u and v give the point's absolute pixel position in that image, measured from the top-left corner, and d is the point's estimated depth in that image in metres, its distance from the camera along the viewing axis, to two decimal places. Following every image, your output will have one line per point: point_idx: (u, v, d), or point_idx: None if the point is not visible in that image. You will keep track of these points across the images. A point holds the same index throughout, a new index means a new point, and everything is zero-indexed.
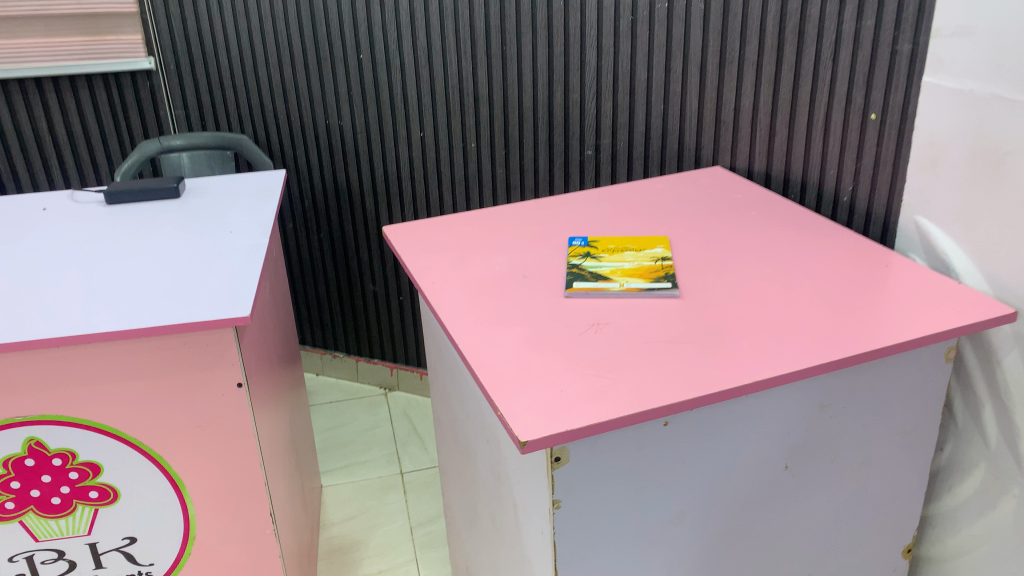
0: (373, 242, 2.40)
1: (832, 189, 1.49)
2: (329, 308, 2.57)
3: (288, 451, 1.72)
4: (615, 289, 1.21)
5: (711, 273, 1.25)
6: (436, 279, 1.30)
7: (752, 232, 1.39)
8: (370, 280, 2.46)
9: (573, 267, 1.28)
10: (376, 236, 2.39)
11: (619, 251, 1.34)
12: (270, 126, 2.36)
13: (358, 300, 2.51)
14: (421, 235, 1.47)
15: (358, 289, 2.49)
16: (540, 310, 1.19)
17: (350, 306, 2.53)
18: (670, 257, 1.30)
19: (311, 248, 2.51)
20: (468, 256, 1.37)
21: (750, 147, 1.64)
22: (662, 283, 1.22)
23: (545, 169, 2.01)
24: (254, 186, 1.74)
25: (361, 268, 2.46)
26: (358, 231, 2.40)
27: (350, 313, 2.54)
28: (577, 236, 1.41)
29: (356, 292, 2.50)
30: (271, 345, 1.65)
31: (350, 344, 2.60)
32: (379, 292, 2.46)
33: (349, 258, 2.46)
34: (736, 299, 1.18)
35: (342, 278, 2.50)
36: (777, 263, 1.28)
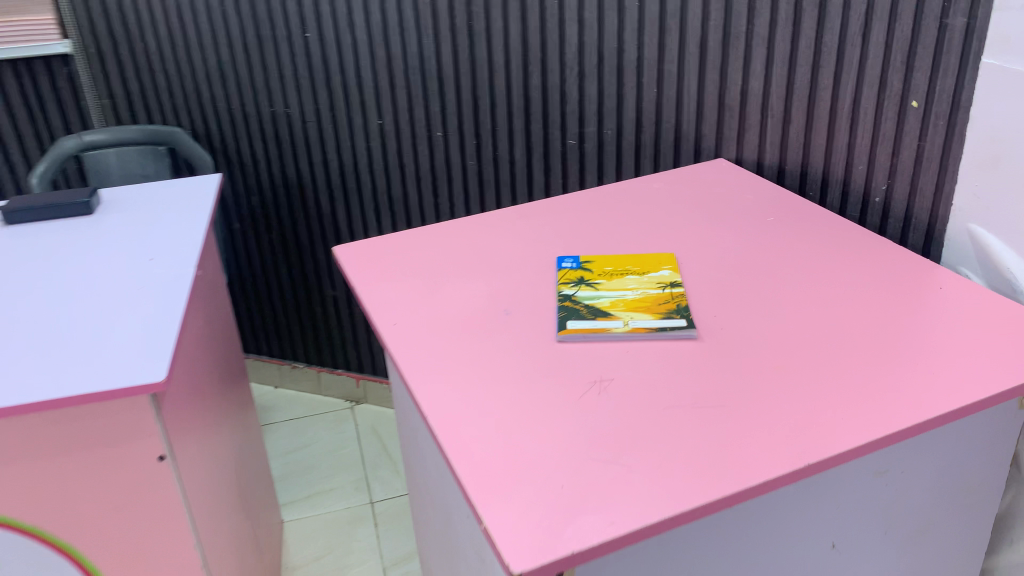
0: (331, 244, 2.16)
1: (860, 187, 1.28)
2: (285, 316, 2.33)
3: (237, 500, 1.50)
4: (619, 331, 0.99)
5: (732, 303, 1.04)
6: (398, 318, 1.07)
7: (773, 246, 1.17)
8: (329, 285, 2.22)
9: (565, 300, 1.06)
10: (335, 236, 2.14)
11: (618, 276, 1.12)
12: (208, 117, 2.09)
13: (317, 307, 2.27)
14: (379, 256, 1.24)
15: (316, 295, 2.25)
16: (527, 360, 0.96)
17: (309, 313, 2.29)
18: (681, 282, 1.08)
19: (262, 251, 2.25)
20: (436, 283, 1.14)
21: (760, 138, 1.41)
22: (675, 320, 1.00)
23: (522, 160, 1.78)
24: (183, 198, 1.49)
25: (320, 273, 2.21)
26: (314, 231, 2.16)
27: (309, 321, 2.30)
28: (566, 255, 1.18)
29: (314, 298, 2.26)
30: (209, 383, 1.41)
31: (311, 355, 2.36)
32: (340, 298, 2.22)
33: (305, 261, 2.21)
34: (767, 341, 0.96)
35: (299, 284, 2.26)
36: (808, 287, 1.07)
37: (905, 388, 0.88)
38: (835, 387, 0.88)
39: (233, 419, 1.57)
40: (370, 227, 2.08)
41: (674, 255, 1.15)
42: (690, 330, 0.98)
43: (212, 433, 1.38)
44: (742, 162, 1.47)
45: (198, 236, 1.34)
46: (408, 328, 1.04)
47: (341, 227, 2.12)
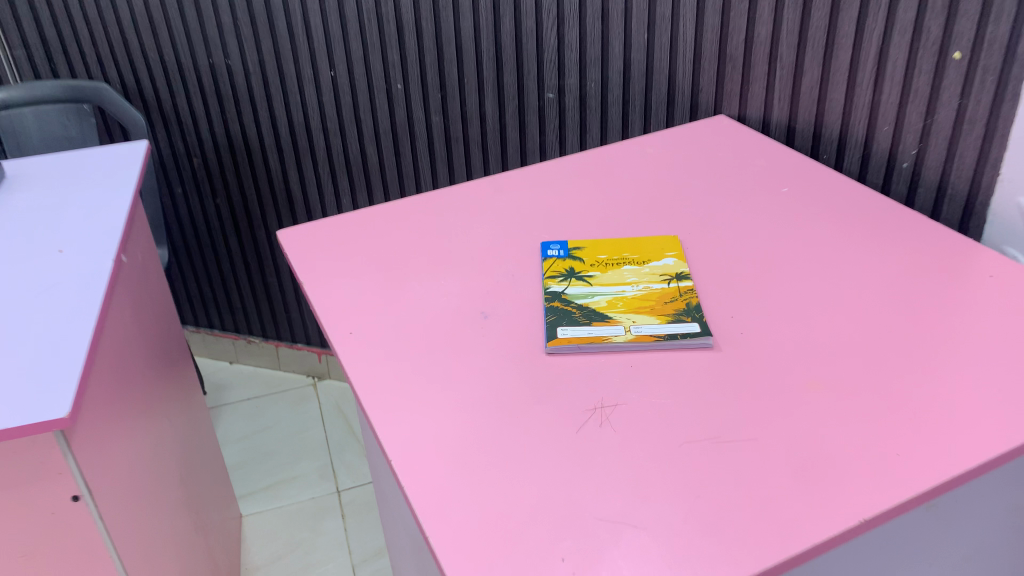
0: (285, 211, 1.97)
1: (885, 150, 1.13)
2: (237, 288, 2.14)
3: (183, 506, 1.34)
4: (620, 340, 0.83)
5: (750, 301, 0.88)
6: (355, 324, 0.90)
7: (789, 225, 1.01)
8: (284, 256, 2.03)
9: (553, 301, 0.90)
10: (290, 200, 1.95)
11: (614, 267, 0.95)
12: (139, 70, 1.85)
13: (271, 279, 2.09)
14: (332, 242, 1.06)
15: (270, 266, 2.07)
16: (510, 379, 0.80)
17: (264, 286, 2.11)
18: (688, 274, 0.92)
19: (207, 219, 2.05)
20: (398, 279, 0.97)
21: (766, 92, 1.24)
22: (686, 325, 0.84)
23: (494, 116, 1.59)
24: (103, 169, 1.29)
25: (273, 242, 2.03)
26: (266, 195, 1.96)
27: (263, 294, 2.12)
28: (551, 241, 1.01)
29: (268, 269, 2.07)
30: (141, 384, 1.24)
31: (267, 328, 2.18)
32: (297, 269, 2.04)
33: (256, 229, 2.02)
34: (796, 350, 0.81)
35: (250, 254, 2.07)
36: (835, 278, 0.91)
37: (965, 411, 0.73)
38: (882, 411, 0.73)
39: (176, 415, 1.40)
40: (326, 191, 1.89)
41: (677, 239, 0.99)
42: (704, 338, 0.82)
43: (148, 443, 1.21)
44: (745, 119, 1.30)
45: (118, 220, 1.14)
46: (367, 337, 0.87)
47: (295, 192, 1.93)
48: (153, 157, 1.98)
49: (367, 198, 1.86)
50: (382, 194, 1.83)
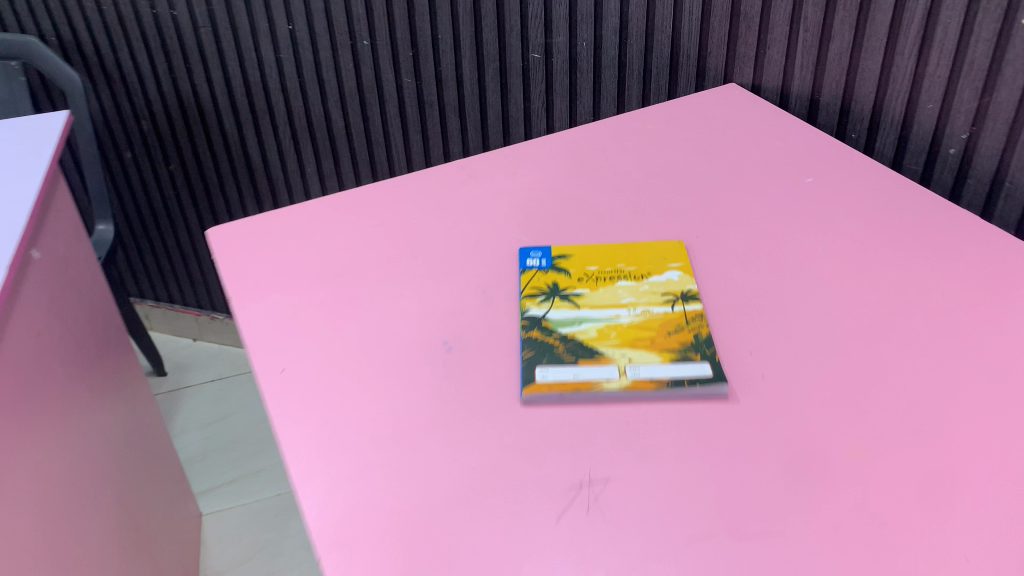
0: (245, 180, 1.79)
1: (927, 132, 0.97)
2: (197, 261, 1.97)
3: (105, 525, 1.19)
4: (612, 387, 0.67)
5: (772, 333, 0.72)
6: (290, 355, 0.73)
7: (816, 230, 0.85)
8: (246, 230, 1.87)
9: (531, 330, 0.73)
10: (250, 167, 1.76)
11: (606, 283, 0.79)
12: (76, 23, 1.65)
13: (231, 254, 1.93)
14: (270, 242, 0.89)
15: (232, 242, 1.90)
16: (475, 439, 0.64)
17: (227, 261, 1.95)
18: (697, 293, 0.76)
19: (161, 189, 1.87)
20: (346, 295, 0.80)
21: (786, 58, 1.07)
22: (695, 367, 0.68)
23: (472, 79, 1.40)
24: (14, 145, 1.10)
25: (233, 213, 1.86)
26: (223, 161, 1.77)
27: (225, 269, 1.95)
28: (531, 248, 0.84)
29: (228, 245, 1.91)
30: (42, 392, 1.05)
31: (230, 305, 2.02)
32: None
33: (215, 200, 1.85)
34: (831, 402, 0.65)
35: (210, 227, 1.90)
36: (874, 301, 0.75)
37: None
38: (943, 491, 0.58)
39: (110, 421, 1.25)
40: (289, 159, 1.71)
41: (682, 245, 0.82)
42: (716, 385, 0.66)
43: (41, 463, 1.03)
44: (761, 89, 1.13)
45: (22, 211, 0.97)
46: (304, 375, 0.71)
47: (254, 160, 1.74)
48: (98, 120, 1.79)
49: (334, 167, 1.68)
50: (350, 163, 1.65)
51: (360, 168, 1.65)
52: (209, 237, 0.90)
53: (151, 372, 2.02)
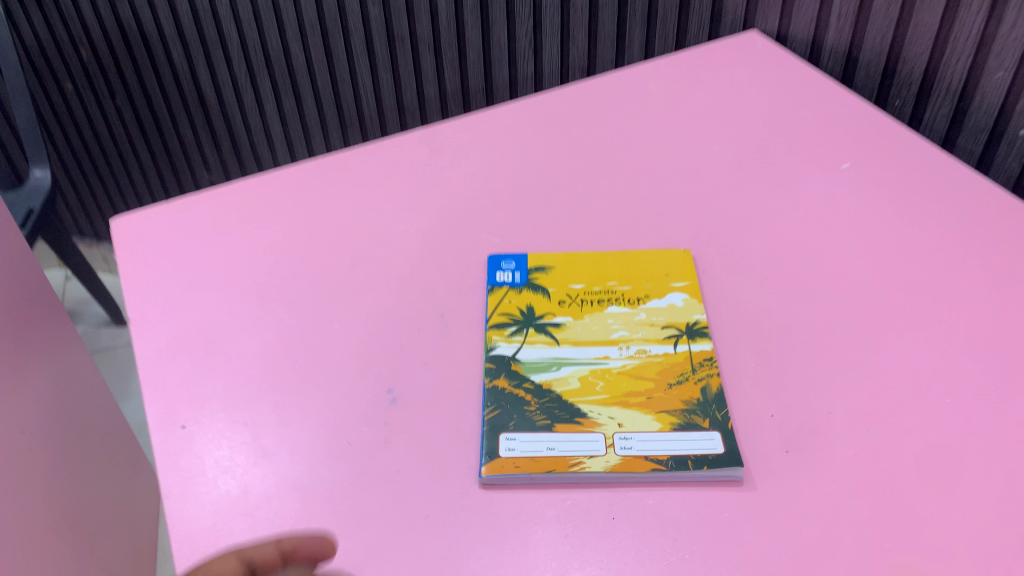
0: (199, 117, 1.60)
1: (993, 106, 0.82)
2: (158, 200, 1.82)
3: (65, 523, 1.08)
4: (595, 467, 0.53)
5: (797, 387, 0.57)
6: (198, 408, 0.59)
7: (853, 235, 0.69)
8: (203, 167, 1.71)
9: (497, 379, 0.58)
10: (204, 104, 1.57)
11: (592, 308, 0.63)
12: None
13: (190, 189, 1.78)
14: (186, 240, 0.73)
15: (190, 178, 1.75)
16: (420, 534, 0.51)
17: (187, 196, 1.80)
18: (705, 328, 0.61)
19: (107, 125, 1.68)
20: (274, 319, 0.65)
21: (820, 5, 0.90)
22: (701, 439, 0.54)
23: (448, 12, 1.20)
24: None
25: (189, 152, 1.69)
26: (174, 96, 1.58)
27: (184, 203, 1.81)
28: (503, 254, 0.69)
29: (186, 181, 1.76)
30: None
31: None
32: (218, 181, 1.73)
33: (167, 138, 1.67)
34: (874, 492, 0.51)
35: (164, 164, 1.73)
36: (926, 339, 0.60)
37: None
38: None
39: (63, 400, 1.12)
40: (246, 97, 1.52)
41: (689, 256, 0.67)
42: (728, 467, 0.52)
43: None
44: (787, 39, 0.96)
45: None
46: (214, 439, 0.57)
47: (208, 96, 1.55)
48: (30, 47, 1.57)
49: (297, 106, 1.50)
50: (313, 102, 1.47)
51: (325, 108, 1.47)
52: (112, 231, 0.74)
53: (111, 323, 1.88)
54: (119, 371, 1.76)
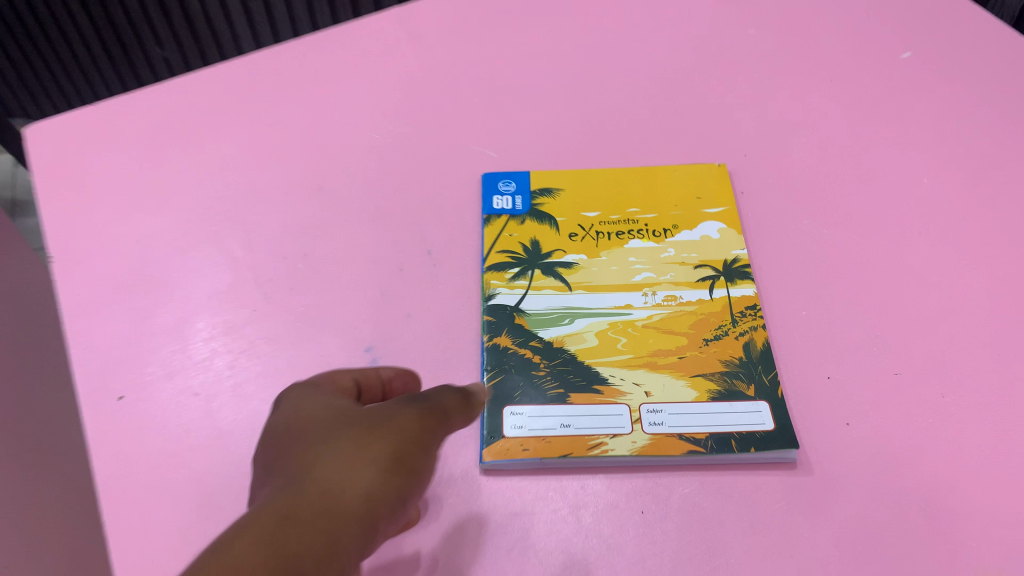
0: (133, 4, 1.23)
1: None
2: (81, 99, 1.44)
3: None
4: (619, 451, 0.43)
5: (857, 341, 0.48)
6: (138, 372, 0.49)
7: (918, 140, 0.58)
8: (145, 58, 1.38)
9: (499, 338, 0.49)
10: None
11: (610, 242, 0.53)
12: None
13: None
14: (116, 154, 0.61)
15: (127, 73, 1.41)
16: (406, 536, 0.41)
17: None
18: (747, 268, 0.51)
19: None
20: (226, 256, 0.54)
21: None
22: (745, 412, 0.45)
23: None
24: None
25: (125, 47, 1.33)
26: None
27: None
28: (500, 172, 0.57)
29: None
30: None
31: None
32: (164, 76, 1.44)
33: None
34: (952, 477, 0.43)
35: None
36: (1010, 276, 0.50)
37: None
38: None
39: None
40: None
41: (725, 173, 0.56)
42: (779, 449, 0.43)
43: None
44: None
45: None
46: (158, 412, 0.47)
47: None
48: None
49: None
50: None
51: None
52: (24, 140, 0.61)
53: None
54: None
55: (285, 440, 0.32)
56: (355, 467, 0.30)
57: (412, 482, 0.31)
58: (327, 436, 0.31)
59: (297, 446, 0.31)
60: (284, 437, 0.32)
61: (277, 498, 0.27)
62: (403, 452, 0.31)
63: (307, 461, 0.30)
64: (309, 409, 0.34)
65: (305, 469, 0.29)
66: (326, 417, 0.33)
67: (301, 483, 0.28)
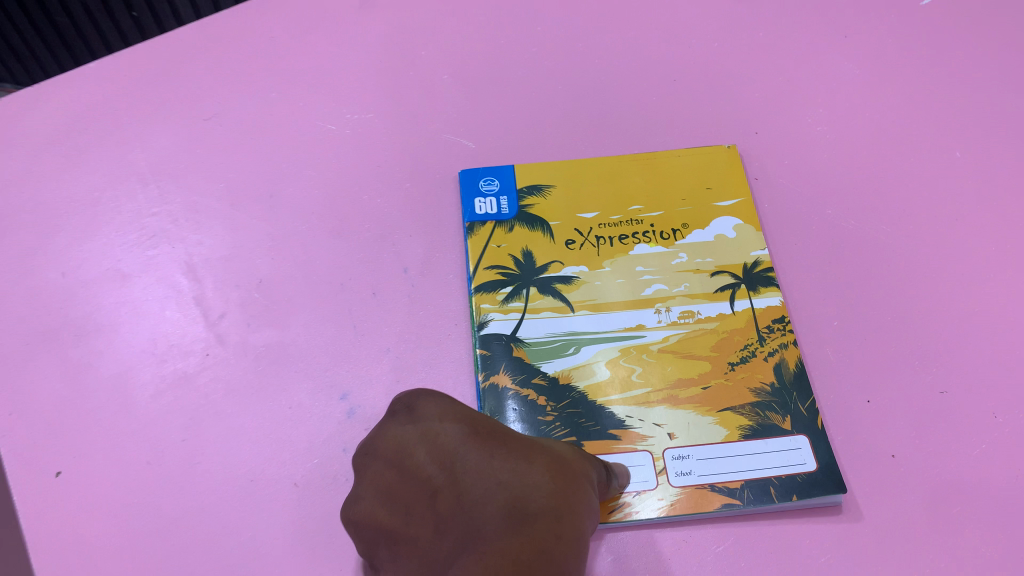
0: None
1: None
2: None
3: None
4: (646, 513, 0.38)
5: (895, 355, 0.43)
6: (77, 439, 0.42)
7: (940, 117, 0.52)
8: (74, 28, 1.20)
9: (496, 376, 0.41)
10: None
11: (613, 249, 0.46)
12: None
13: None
14: (24, 163, 0.52)
15: None
16: None
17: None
18: (770, 272, 0.45)
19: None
20: (170, 288, 0.47)
21: None
22: (782, 451, 0.39)
23: None
24: None
25: None
26: None
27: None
28: (479, 169, 0.49)
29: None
30: None
31: None
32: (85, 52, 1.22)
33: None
34: (1014, 511, 0.38)
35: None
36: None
37: None
38: None
39: None
40: None
41: (735, 156, 0.49)
42: (823, 496, 0.38)
43: None
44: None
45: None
46: (107, 490, 0.41)
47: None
48: None
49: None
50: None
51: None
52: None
53: None
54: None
55: (452, 453, 0.30)
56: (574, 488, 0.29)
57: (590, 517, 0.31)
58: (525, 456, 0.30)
59: (491, 461, 0.29)
60: (451, 451, 0.30)
61: (519, 529, 0.26)
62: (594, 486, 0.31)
63: (530, 475, 0.28)
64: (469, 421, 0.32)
65: (525, 491, 0.27)
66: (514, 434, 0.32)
67: (533, 507, 0.27)
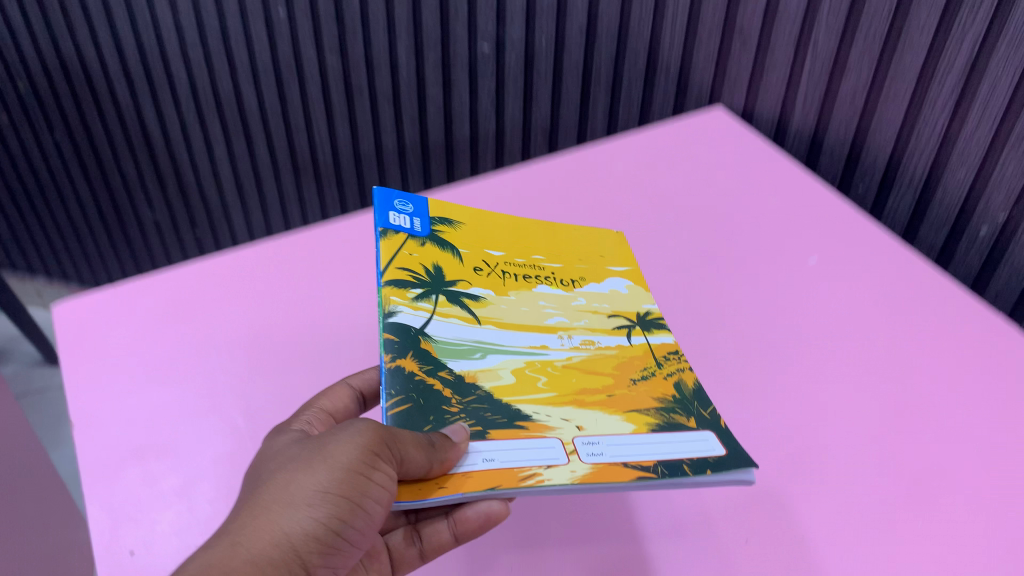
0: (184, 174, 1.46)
1: (919, 181, 0.82)
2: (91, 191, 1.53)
3: None
4: (558, 480, 0.41)
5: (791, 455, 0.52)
6: (147, 528, 0.48)
7: (830, 308, 0.65)
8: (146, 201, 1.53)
9: (404, 361, 0.46)
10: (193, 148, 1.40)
11: (518, 283, 0.54)
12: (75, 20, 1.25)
13: (138, 243, 1.61)
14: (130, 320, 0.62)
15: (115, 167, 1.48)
16: None
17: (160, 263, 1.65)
18: (659, 319, 0.54)
19: (38, 157, 1.50)
20: (231, 424, 0.54)
21: (787, 86, 0.91)
22: (692, 442, 0.43)
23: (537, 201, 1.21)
24: None
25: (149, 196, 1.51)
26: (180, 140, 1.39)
27: (132, 256, 1.64)
28: (396, 193, 0.57)
29: (127, 214, 1.56)
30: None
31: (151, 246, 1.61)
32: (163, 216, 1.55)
33: (120, 160, 1.46)
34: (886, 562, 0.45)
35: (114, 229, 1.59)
36: (917, 410, 0.55)
37: None
38: None
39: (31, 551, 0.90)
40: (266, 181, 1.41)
41: (627, 247, 0.61)
42: (737, 469, 0.40)
43: None
44: (753, 115, 0.97)
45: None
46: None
47: (176, 89, 1.31)
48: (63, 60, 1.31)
49: (303, 119, 1.29)
50: (325, 122, 1.27)
51: (359, 138, 1.28)
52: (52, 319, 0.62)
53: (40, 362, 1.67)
54: (48, 414, 1.53)
55: (255, 483, 0.44)
56: (284, 522, 0.41)
57: (348, 507, 0.42)
58: (272, 483, 0.43)
59: (253, 497, 0.43)
60: (255, 483, 0.44)
61: (214, 542, 0.40)
62: (341, 492, 0.42)
63: (251, 514, 0.41)
64: (279, 459, 0.45)
65: (235, 527, 0.41)
66: (300, 459, 0.44)
67: (226, 535, 0.40)
